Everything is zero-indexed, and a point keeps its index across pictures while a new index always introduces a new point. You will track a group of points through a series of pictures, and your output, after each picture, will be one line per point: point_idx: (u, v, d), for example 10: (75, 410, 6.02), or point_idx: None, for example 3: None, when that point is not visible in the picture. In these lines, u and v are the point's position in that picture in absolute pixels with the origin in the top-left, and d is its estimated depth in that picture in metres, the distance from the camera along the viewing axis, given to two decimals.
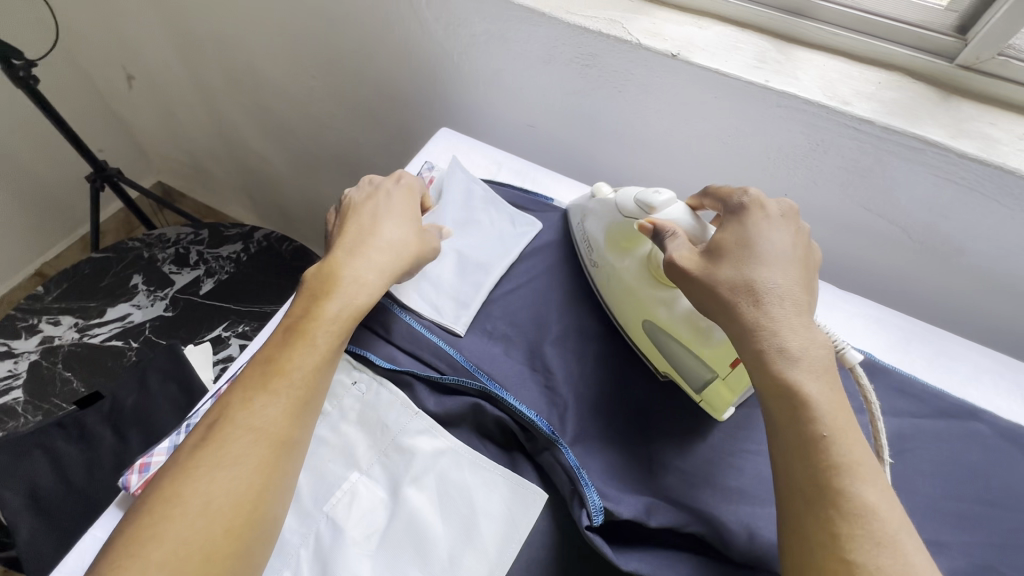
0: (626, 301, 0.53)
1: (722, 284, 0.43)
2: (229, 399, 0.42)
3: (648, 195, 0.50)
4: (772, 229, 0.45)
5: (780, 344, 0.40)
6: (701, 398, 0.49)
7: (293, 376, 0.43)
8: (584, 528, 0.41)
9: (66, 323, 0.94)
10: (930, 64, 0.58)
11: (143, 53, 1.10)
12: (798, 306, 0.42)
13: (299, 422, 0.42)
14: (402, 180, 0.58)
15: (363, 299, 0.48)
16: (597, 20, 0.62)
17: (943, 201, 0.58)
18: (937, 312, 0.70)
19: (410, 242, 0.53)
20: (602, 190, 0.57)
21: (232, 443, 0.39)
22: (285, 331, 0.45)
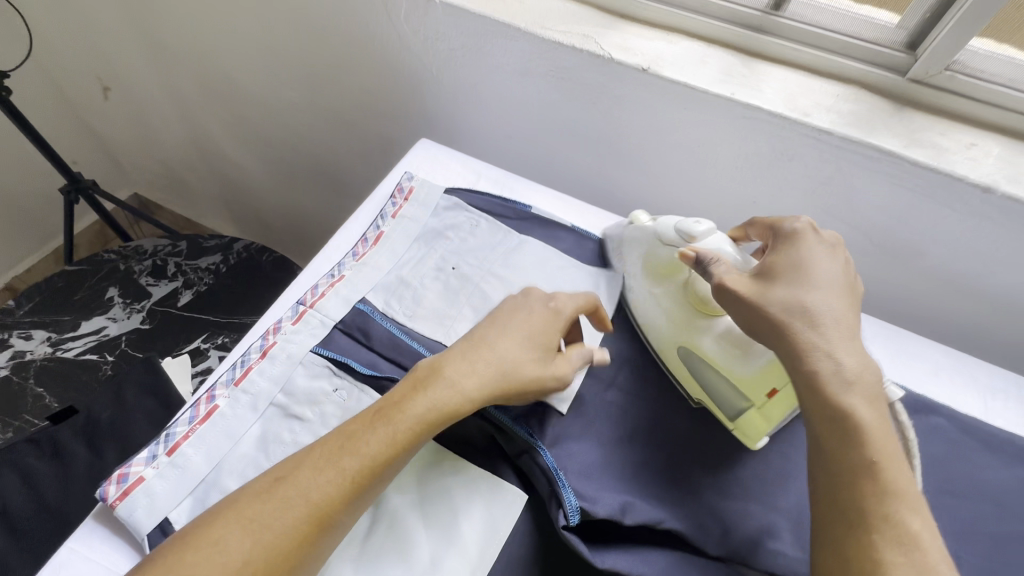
0: (661, 325, 0.54)
1: (774, 310, 0.44)
2: (300, 460, 0.40)
3: (688, 225, 0.52)
4: (824, 259, 0.47)
5: (835, 366, 0.41)
6: (734, 425, 0.49)
7: (365, 459, 0.40)
8: (561, 528, 0.43)
9: (38, 337, 0.92)
10: (884, 78, 0.61)
11: (119, 65, 1.09)
12: (846, 329, 0.43)
13: (350, 513, 0.39)
14: (569, 301, 0.50)
15: (457, 411, 0.43)
16: (571, 35, 0.64)
17: (900, 207, 0.62)
18: (900, 312, 0.73)
19: (528, 374, 0.46)
20: (641, 219, 0.59)
21: (284, 510, 0.37)
22: (374, 412, 0.42)
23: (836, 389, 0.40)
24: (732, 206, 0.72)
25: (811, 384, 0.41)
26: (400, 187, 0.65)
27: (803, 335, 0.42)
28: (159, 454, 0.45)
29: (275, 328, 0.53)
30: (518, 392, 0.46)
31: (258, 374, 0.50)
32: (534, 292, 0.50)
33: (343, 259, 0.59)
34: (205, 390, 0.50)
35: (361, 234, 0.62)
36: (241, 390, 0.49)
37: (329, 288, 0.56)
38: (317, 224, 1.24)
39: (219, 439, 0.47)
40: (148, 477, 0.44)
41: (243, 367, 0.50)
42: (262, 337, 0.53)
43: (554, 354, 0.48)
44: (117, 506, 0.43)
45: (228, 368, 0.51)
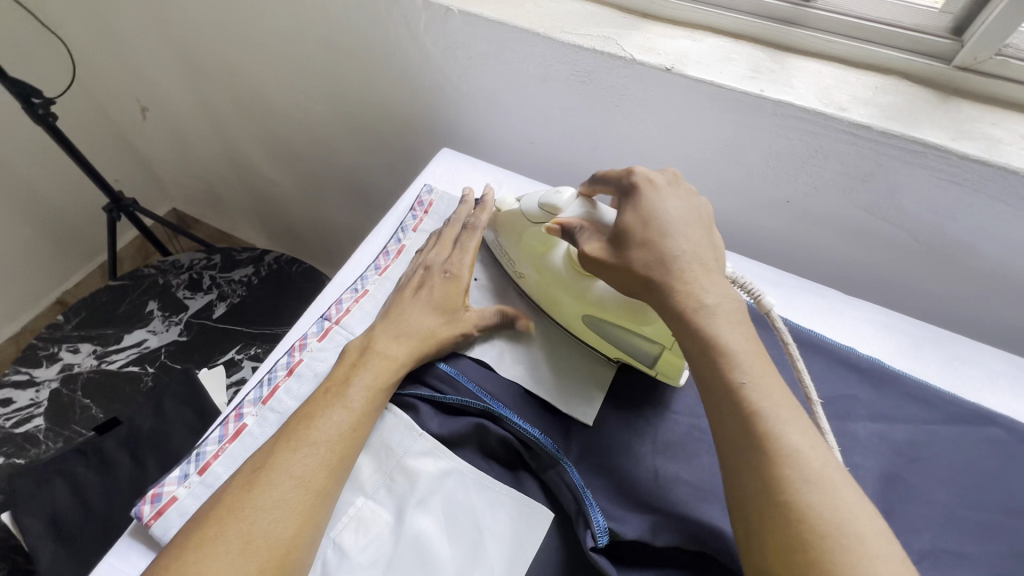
0: (560, 301, 0.53)
1: (636, 264, 0.44)
2: (273, 447, 0.44)
3: (551, 198, 0.52)
4: (668, 198, 0.47)
5: (700, 301, 0.42)
6: (656, 371, 0.50)
7: (330, 432, 0.44)
8: (589, 549, 0.42)
9: (84, 350, 0.96)
10: (928, 67, 0.58)
11: (156, 86, 1.14)
12: (701, 261, 0.44)
13: (334, 475, 0.43)
14: (457, 258, 0.56)
15: (390, 373, 0.49)
16: (591, 38, 0.63)
17: (947, 202, 0.58)
18: (950, 315, 0.69)
19: (438, 331, 0.52)
20: (506, 203, 0.59)
21: (274, 487, 0.41)
22: (323, 393, 0.47)
23: (704, 320, 0.41)
24: (763, 206, 0.69)
25: (679, 317, 0.42)
26: (419, 200, 0.65)
27: (665, 287, 0.43)
28: (191, 473, 0.46)
29: (301, 344, 0.53)
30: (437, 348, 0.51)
31: (285, 393, 0.50)
32: (431, 264, 0.56)
33: (366, 272, 0.59)
34: (234, 408, 0.51)
35: (383, 246, 0.63)
36: (268, 408, 0.49)
37: (353, 304, 0.56)
38: (344, 234, 1.26)
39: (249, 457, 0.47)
40: (181, 496, 0.45)
41: (270, 385, 0.51)
42: (289, 352, 0.53)
43: (462, 300, 0.54)
44: (153, 525, 0.44)
45: (255, 386, 0.52)
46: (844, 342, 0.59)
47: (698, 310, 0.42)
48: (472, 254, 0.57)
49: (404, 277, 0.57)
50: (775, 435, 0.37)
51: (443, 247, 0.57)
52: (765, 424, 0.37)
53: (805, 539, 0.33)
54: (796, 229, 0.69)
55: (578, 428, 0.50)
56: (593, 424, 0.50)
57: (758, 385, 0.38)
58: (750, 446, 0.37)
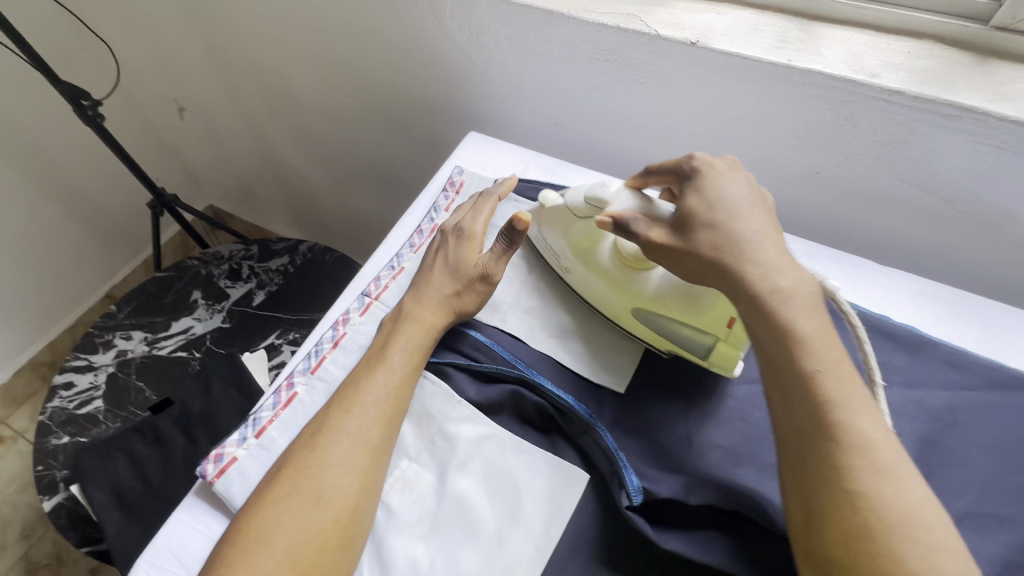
0: (608, 297, 0.53)
1: (705, 247, 0.45)
2: (326, 413, 0.46)
3: (598, 192, 0.52)
4: (730, 181, 0.48)
5: (774, 284, 0.42)
6: (709, 362, 0.50)
7: (376, 393, 0.47)
8: (625, 508, 0.43)
9: (137, 337, 1.02)
10: (964, 29, 0.57)
11: (193, 86, 1.19)
12: (771, 242, 0.44)
13: (387, 433, 0.46)
14: (469, 218, 0.57)
15: (425, 336, 0.51)
16: (616, 16, 0.64)
17: (984, 167, 0.57)
18: (989, 285, 0.67)
19: (456, 287, 0.53)
20: (550, 199, 0.56)
21: (333, 447, 0.44)
22: (366, 360, 0.50)
23: (779, 304, 0.41)
24: (792, 178, 0.69)
25: (751, 297, 0.42)
26: (451, 180, 0.67)
27: (737, 266, 0.43)
28: (248, 437, 0.49)
29: (344, 318, 0.56)
30: (459, 305, 0.53)
31: (332, 363, 0.53)
32: (445, 230, 0.58)
33: (401, 250, 0.62)
34: (284, 378, 0.54)
35: (417, 225, 0.65)
36: (317, 377, 0.52)
37: (391, 281, 0.59)
38: (374, 224, 1.29)
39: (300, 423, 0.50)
40: (241, 457, 0.48)
41: (318, 357, 0.54)
42: (332, 326, 0.56)
43: (472, 253, 0.55)
44: (215, 483, 0.47)
45: (304, 358, 0.55)
46: (878, 311, 0.59)
47: (771, 290, 0.42)
48: (487, 215, 0.58)
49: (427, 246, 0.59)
50: (849, 426, 0.37)
51: (461, 212, 0.60)
52: (840, 416, 0.37)
53: (871, 527, 0.34)
54: (827, 200, 0.69)
55: (611, 395, 0.51)
56: (626, 392, 0.51)
57: (831, 375, 0.39)
58: (821, 437, 0.37)
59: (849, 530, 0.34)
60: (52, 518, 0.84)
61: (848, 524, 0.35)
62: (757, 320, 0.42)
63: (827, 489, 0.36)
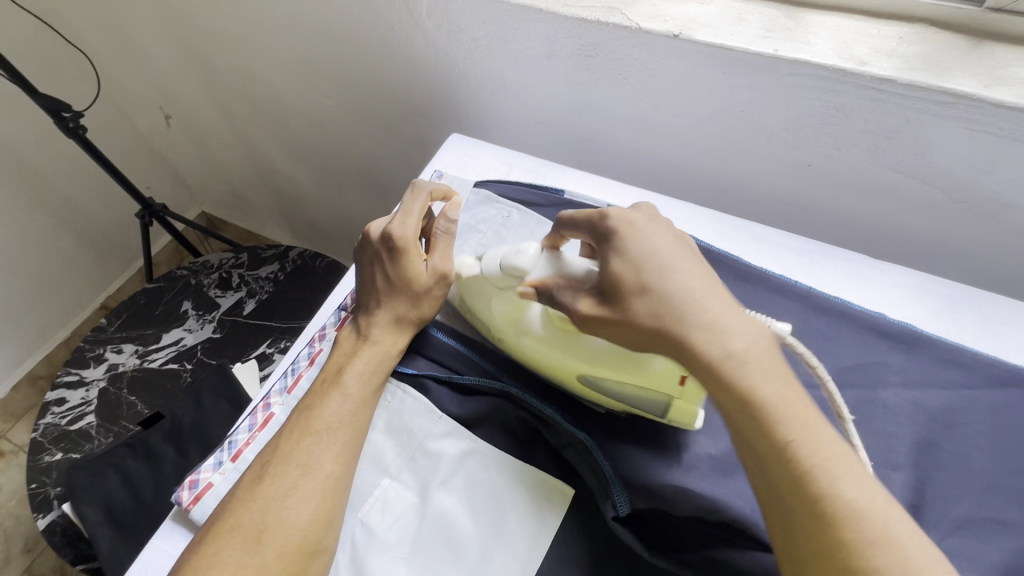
0: (551, 363, 0.47)
1: (642, 316, 0.39)
2: (278, 440, 0.45)
3: (513, 259, 0.46)
4: (650, 238, 0.42)
5: (726, 348, 0.37)
6: (667, 418, 0.45)
7: (329, 420, 0.46)
8: (611, 518, 0.43)
9: (127, 350, 1.01)
10: (957, 12, 0.54)
11: (177, 94, 1.18)
12: (711, 296, 0.39)
13: (342, 459, 0.45)
14: (396, 222, 0.52)
15: (382, 358, 0.50)
16: (595, 9, 0.61)
17: (982, 155, 0.54)
18: (989, 275, 0.65)
19: (407, 301, 0.51)
20: (465, 265, 0.50)
21: (281, 478, 0.43)
22: (320, 384, 0.49)
23: (738, 371, 0.36)
24: (784, 171, 0.67)
25: (709, 371, 0.37)
26: None
27: (679, 336, 0.38)
28: (224, 460, 0.49)
29: (321, 335, 0.56)
30: (415, 316, 0.51)
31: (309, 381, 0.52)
32: (370, 241, 0.54)
33: None
34: (261, 399, 0.53)
35: None
36: (293, 396, 0.52)
37: None
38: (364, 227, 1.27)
39: None
40: (217, 482, 0.48)
41: (294, 376, 0.53)
42: (309, 344, 0.56)
43: (416, 260, 0.51)
44: (191, 510, 0.47)
45: (280, 378, 0.54)
46: (874, 308, 0.57)
47: (727, 356, 0.37)
48: (415, 215, 0.53)
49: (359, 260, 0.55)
50: (831, 496, 0.34)
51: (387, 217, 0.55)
52: (822, 486, 0.34)
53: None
54: (820, 193, 0.67)
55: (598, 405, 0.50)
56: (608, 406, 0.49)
57: (803, 444, 0.35)
58: (804, 507, 0.34)
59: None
60: (46, 536, 0.83)
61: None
62: (715, 393, 0.38)
63: (814, 566, 0.33)
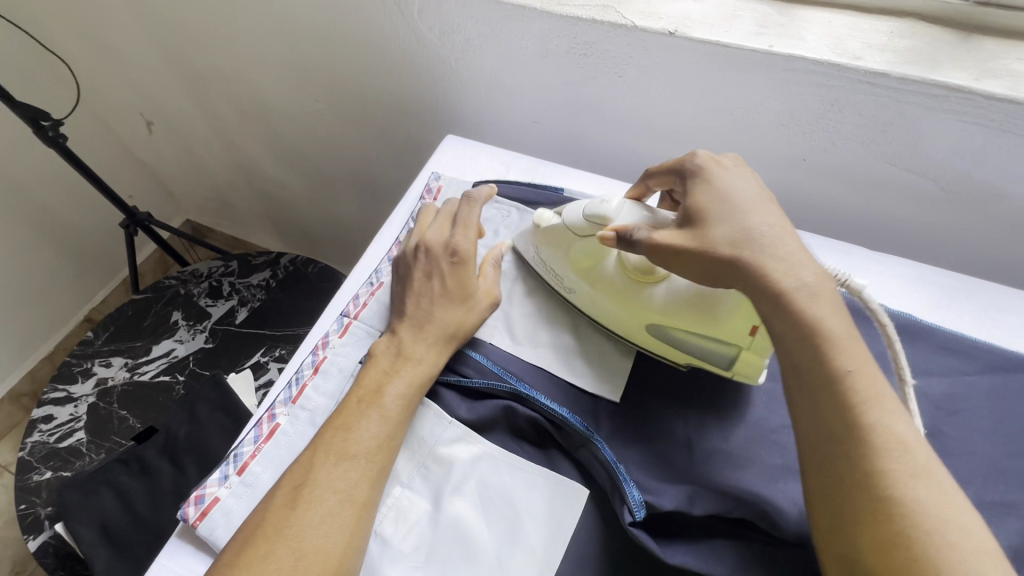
0: (619, 313, 0.51)
1: (720, 243, 0.42)
2: (312, 460, 0.44)
3: (597, 208, 0.50)
4: (735, 178, 0.46)
5: (799, 280, 0.40)
6: (733, 372, 0.48)
7: (367, 443, 0.44)
8: (627, 524, 0.42)
9: (116, 364, 0.99)
10: (945, 6, 0.55)
11: (160, 99, 1.15)
12: (785, 235, 0.42)
13: (375, 485, 0.44)
14: (459, 237, 0.54)
15: (423, 378, 0.48)
16: (590, 8, 0.61)
17: (973, 146, 0.56)
18: (977, 263, 0.67)
19: (460, 318, 0.51)
20: (545, 218, 0.55)
21: (318, 504, 0.41)
22: (356, 402, 0.47)
23: (805, 301, 0.39)
24: (779, 166, 0.67)
25: (777, 299, 0.40)
26: (428, 187, 0.66)
27: (754, 263, 0.41)
28: (230, 474, 0.48)
29: (324, 342, 0.55)
30: (463, 335, 0.51)
31: (314, 391, 0.52)
32: (426, 250, 0.54)
33: (380, 266, 0.60)
34: (266, 409, 0.52)
35: (396, 238, 0.64)
36: (299, 406, 0.51)
37: (370, 298, 0.58)
38: (356, 230, 1.26)
39: (284, 455, 0.49)
40: (224, 496, 0.47)
41: (299, 385, 0.52)
42: (312, 352, 0.55)
43: (474, 277, 0.53)
44: (198, 526, 0.46)
45: (284, 387, 0.53)
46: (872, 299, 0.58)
47: (798, 287, 0.39)
48: (474, 231, 0.55)
49: (404, 267, 0.55)
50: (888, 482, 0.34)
51: (442, 228, 0.56)
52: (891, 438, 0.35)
53: (908, 535, 0.32)
54: (814, 186, 0.68)
55: (607, 404, 0.49)
56: (621, 399, 0.50)
57: (860, 376, 0.37)
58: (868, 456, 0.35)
59: (883, 539, 0.33)
60: (38, 558, 0.80)
61: (885, 531, 0.33)
62: (777, 321, 0.40)
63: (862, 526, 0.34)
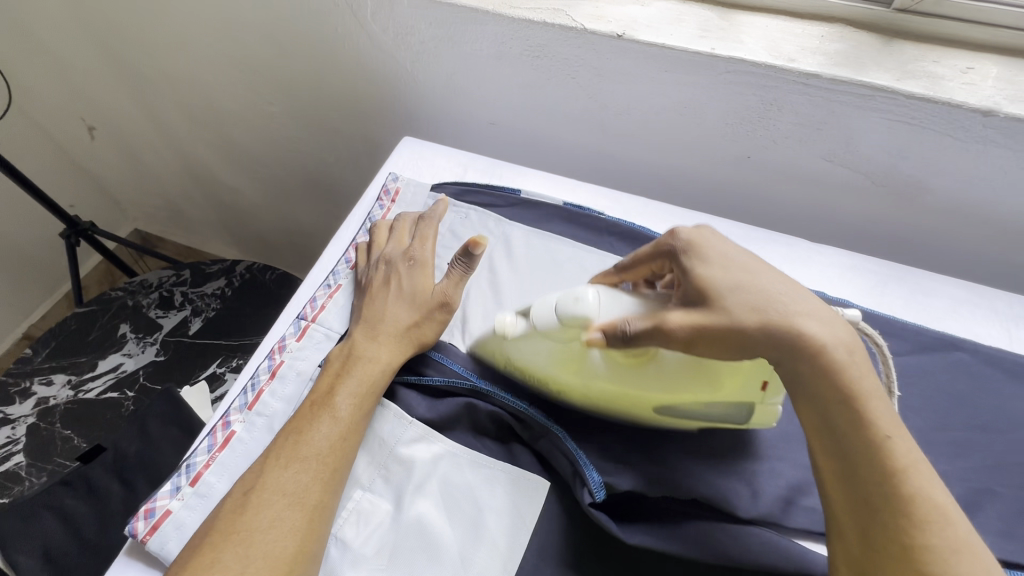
0: (625, 402, 0.46)
1: (750, 317, 0.39)
2: (262, 466, 0.43)
3: (570, 303, 0.46)
4: (724, 247, 0.44)
5: (835, 336, 0.39)
6: (746, 423, 0.47)
7: (318, 445, 0.44)
8: (588, 505, 0.43)
9: (59, 382, 0.93)
10: (869, 12, 0.59)
11: (102, 104, 1.10)
12: (799, 295, 0.41)
13: (330, 487, 0.43)
14: (415, 246, 0.56)
15: (374, 377, 0.48)
16: (541, 11, 0.63)
17: (898, 142, 0.60)
18: (908, 251, 0.72)
19: (412, 320, 0.51)
20: (507, 324, 0.50)
21: (268, 507, 0.41)
22: (309, 406, 0.47)
23: (845, 358, 0.38)
24: (725, 164, 0.70)
25: (822, 367, 0.38)
26: (385, 189, 0.66)
27: (792, 332, 0.39)
28: (183, 485, 0.46)
29: (280, 346, 0.54)
30: (417, 340, 0.51)
31: (271, 396, 0.51)
32: (383, 260, 0.56)
33: (337, 267, 0.60)
34: (219, 417, 0.51)
35: (353, 239, 0.63)
36: (255, 413, 0.50)
37: (327, 300, 0.57)
38: (315, 236, 1.24)
39: (240, 464, 0.48)
40: (176, 509, 0.45)
41: (254, 391, 0.51)
42: (268, 356, 0.54)
43: (430, 282, 0.54)
44: (148, 541, 0.44)
45: (239, 393, 0.52)
46: (813, 288, 0.61)
47: (839, 345, 0.38)
48: (432, 241, 0.57)
49: (360, 278, 0.57)
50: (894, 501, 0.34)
51: (400, 240, 0.57)
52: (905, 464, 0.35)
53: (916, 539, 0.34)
54: (759, 182, 0.71)
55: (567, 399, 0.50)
56: None
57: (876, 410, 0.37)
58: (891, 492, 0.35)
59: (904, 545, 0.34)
60: None
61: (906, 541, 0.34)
62: (811, 380, 0.38)
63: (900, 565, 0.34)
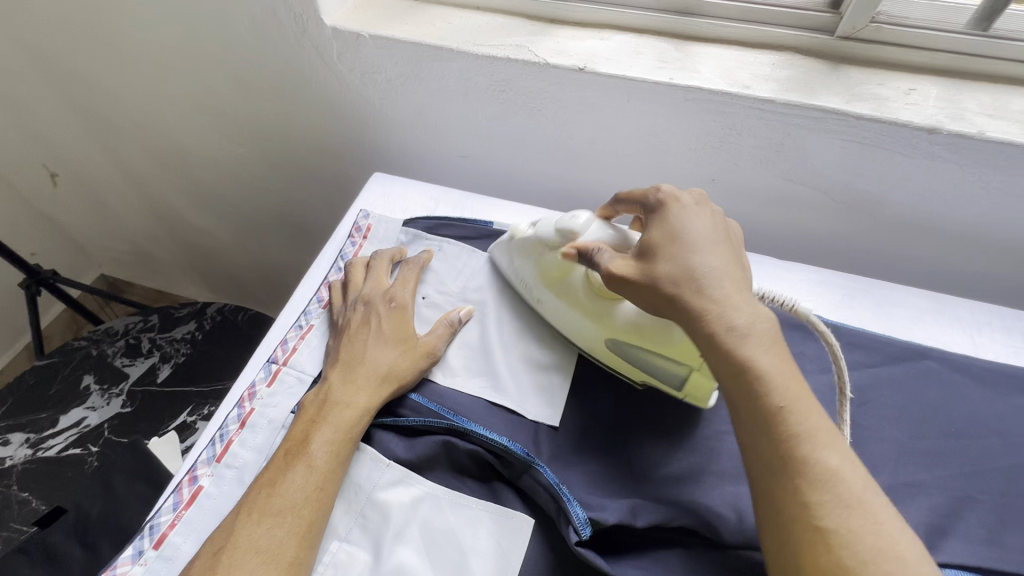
0: (581, 328, 0.52)
1: (663, 280, 0.43)
2: (234, 523, 0.41)
3: (566, 222, 0.51)
4: (694, 216, 0.46)
5: (730, 321, 0.40)
6: (685, 393, 0.49)
7: (293, 497, 0.42)
8: (575, 544, 0.41)
9: (16, 441, 0.88)
10: (816, 40, 0.62)
11: (65, 149, 1.08)
12: (736, 276, 0.43)
13: (306, 543, 0.41)
14: (396, 287, 0.56)
15: (352, 424, 0.47)
16: (504, 48, 0.64)
17: (853, 160, 0.62)
18: (874, 263, 0.74)
19: (395, 363, 0.51)
20: (520, 231, 0.56)
21: (239, 569, 0.39)
22: (283, 455, 0.45)
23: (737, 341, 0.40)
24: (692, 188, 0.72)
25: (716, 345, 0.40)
26: (357, 226, 0.65)
27: (694, 301, 0.41)
28: (145, 549, 0.44)
29: (250, 393, 0.52)
30: (398, 383, 0.50)
31: (240, 446, 0.49)
32: (360, 298, 0.55)
33: (309, 307, 0.59)
34: (185, 472, 0.48)
35: (324, 277, 0.62)
36: (224, 466, 0.48)
37: (299, 341, 0.56)
38: (289, 273, 1.22)
39: (208, 521, 0.45)
40: None
41: (223, 442, 0.49)
42: (237, 405, 0.52)
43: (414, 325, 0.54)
44: None
45: (206, 445, 0.50)
46: None
47: (751, 326, 0.40)
48: (413, 283, 0.57)
49: (336, 314, 0.56)
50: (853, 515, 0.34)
51: (379, 280, 0.57)
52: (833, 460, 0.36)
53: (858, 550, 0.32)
54: (726, 203, 0.73)
55: (547, 430, 0.50)
56: (559, 426, 0.50)
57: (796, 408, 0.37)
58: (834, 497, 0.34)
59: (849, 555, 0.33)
60: None
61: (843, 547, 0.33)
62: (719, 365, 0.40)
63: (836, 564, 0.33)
